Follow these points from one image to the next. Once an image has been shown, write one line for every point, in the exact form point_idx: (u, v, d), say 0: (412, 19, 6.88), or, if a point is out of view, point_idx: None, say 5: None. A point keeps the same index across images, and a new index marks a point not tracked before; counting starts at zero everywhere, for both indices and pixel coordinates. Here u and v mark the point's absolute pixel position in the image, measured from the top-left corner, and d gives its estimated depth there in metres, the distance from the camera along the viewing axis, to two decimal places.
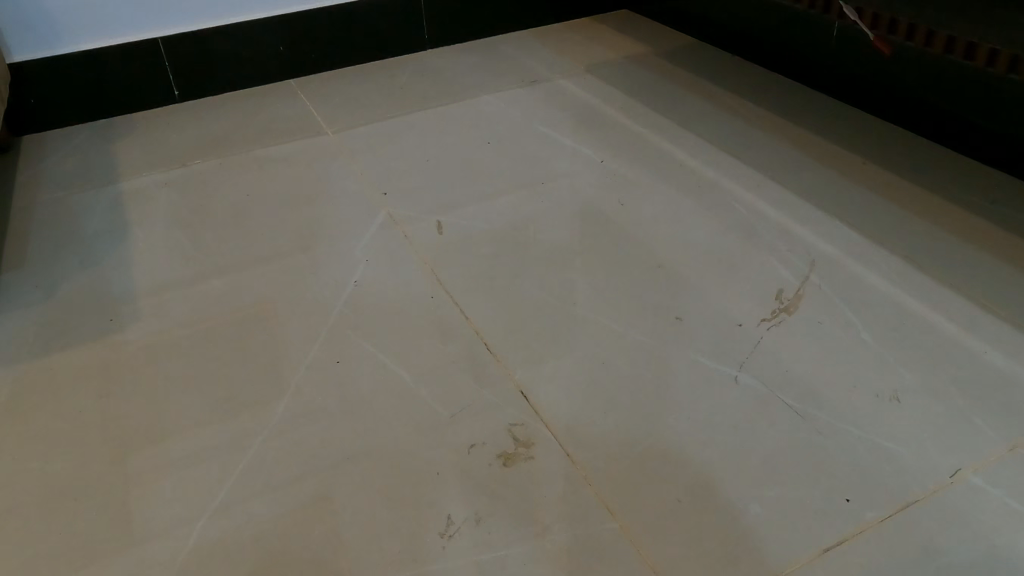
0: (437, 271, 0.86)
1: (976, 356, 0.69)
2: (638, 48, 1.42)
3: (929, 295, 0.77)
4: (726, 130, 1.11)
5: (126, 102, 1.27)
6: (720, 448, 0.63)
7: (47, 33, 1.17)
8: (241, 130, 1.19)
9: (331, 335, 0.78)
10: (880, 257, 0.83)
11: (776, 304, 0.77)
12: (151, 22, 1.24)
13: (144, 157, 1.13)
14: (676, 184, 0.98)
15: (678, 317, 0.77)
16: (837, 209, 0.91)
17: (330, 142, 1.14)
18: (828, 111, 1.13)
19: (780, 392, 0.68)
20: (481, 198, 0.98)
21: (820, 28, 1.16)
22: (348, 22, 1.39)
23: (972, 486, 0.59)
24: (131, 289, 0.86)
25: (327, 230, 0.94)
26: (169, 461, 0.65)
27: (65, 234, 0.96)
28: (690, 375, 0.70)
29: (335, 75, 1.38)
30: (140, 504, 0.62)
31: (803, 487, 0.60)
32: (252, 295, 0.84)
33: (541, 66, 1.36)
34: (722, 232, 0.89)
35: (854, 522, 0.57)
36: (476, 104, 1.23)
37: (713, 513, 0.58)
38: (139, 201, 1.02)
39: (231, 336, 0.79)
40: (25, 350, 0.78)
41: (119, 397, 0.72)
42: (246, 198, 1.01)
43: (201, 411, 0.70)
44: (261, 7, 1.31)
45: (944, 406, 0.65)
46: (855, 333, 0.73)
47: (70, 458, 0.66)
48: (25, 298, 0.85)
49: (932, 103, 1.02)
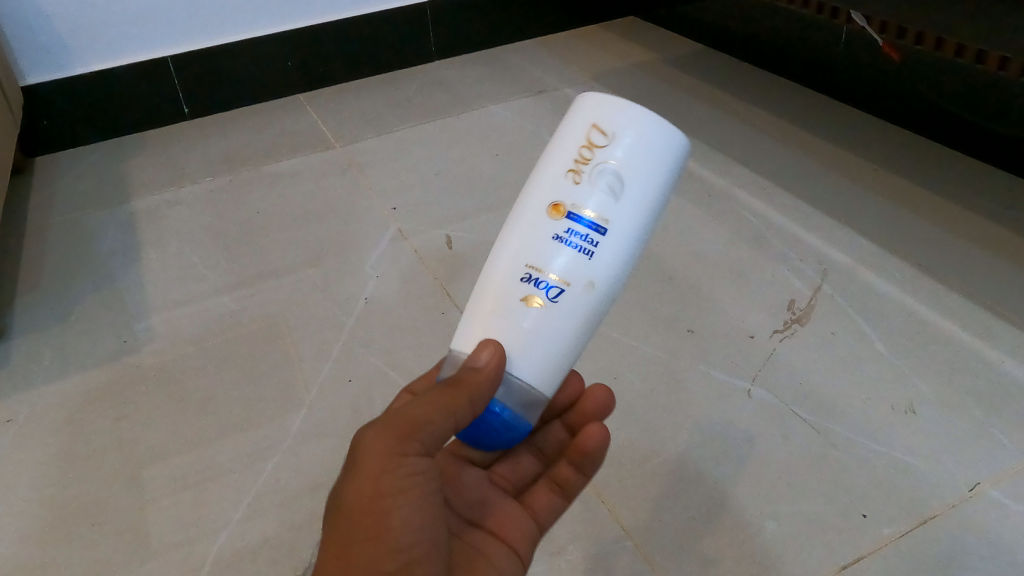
0: (447, 285, 0.86)
1: (992, 366, 0.69)
2: (644, 55, 1.42)
3: (944, 305, 0.76)
4: (735, 137, 1.10)
5: (136, 120, 1.28)
6: (734, 463, 0.62)
7: (59, 55, 1.18)
8: (251, 147, 1.20)
9: (343, 353, 0.78)
10: (895, 266, 0.82)
11: (788, 315, 0.77)
12: (161, 40, 1.24)
13: (156, 176, 1.14)
14: (685, 193, 0.98)
15: (690, 330, 0.76)
16: (850, 216, 0.91)
17: (339, 156, 1.14)
18: (838, 118, 1.13)
19: (795, 405, 0.67)
20: (491, 210, 0.98)
21: (827, 32, 1.15)
22: (356, 35, 1.39)
23: (991, 499, 0.58)
24: (143, 308, 0.87)
25: (337, 245, 0.94)
26: (184, 481, 0.65)
27: (76, 255, 0.97)
28: (703, 389, 0.70)
29: (343, 90, 1.39)
30: (156, 525, 0.62)
31: (823, 503, 0.59)
32: (263, 312, 0.84)
33: (547, 76, 1.36)
34: (733, 242, 0.88)
35: (874, 538, 0.56)
36: (484, 115, 1.23)
37: (729, 530, 0.58)
38: (151, 219, 1.03)
39: (244, 355, 0.79)
40: (41, 372, 0.78)
41: (134, 419, 0.72)
42: (257, 215, 1.02)
43: (214, 429, 0.70)
44: (269, 24, 1.32)
45: (962, 418, 0.64)
46: (869, 344, 0.72)
47: (86, 480, 0.66)
48: (38, 320, 0.86)
49: (942, 108, 1.01)
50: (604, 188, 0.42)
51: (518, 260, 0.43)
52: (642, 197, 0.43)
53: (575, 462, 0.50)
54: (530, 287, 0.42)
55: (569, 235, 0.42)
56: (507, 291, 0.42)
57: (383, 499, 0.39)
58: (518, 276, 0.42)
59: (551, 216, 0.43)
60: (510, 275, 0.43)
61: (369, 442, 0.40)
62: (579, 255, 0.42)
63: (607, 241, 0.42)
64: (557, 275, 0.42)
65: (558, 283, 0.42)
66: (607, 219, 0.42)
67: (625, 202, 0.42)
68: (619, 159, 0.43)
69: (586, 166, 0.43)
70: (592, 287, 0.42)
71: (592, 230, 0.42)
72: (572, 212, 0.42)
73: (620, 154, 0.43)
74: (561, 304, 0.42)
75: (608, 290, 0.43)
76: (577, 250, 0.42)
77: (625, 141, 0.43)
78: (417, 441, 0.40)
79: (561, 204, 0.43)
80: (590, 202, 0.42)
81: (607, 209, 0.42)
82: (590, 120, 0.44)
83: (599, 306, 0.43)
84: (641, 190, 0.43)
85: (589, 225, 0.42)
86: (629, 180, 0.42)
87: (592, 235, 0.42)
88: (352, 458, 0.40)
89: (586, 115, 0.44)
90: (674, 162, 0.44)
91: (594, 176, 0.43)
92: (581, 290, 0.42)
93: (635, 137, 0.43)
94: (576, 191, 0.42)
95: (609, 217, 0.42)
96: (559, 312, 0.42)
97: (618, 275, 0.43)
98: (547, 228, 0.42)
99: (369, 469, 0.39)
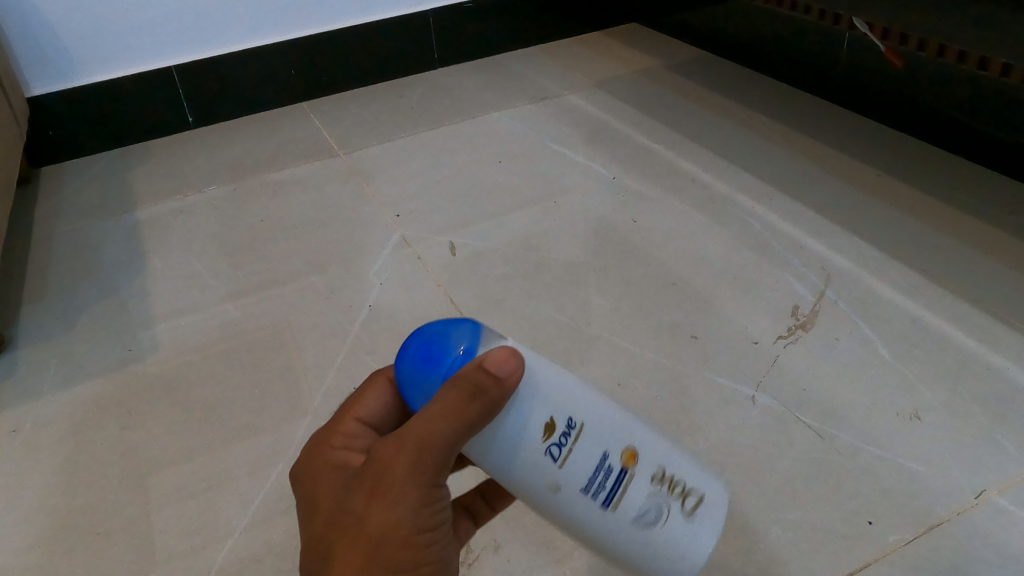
0: (451, 293, 0.86)
1: (996, 372, 0.68)
2: (646, 62, 1.42)
3: (948, 311, 0.76)
4: (737, 143, 1.11)
5: (141, 129, 1.29)
6: (738, 469, 0.62)
7: (63, 66, 1.19)
8: (255, 155, 1.20)
9: (347, 360, 0.78)
10: (898, 272, 0.82)
11: (792, 321, 0.77)
12: (165, 50, 1.25)
13: (161, 185, 1.14)
14: (688, 199, 0.98)
15: (694, 336, 0.76)
16: (853, 222, 0.91)
17: (342, 164, 1.14)
18: (841, 124, 1.13)
19: (799, 410, 0.67)
20: (494, 216, 0.99)
21: (829, 39, 1.15)
22: (359, 43, 1.40)
23: (996, 507, 0.58)
24: (149, 317, 0.87)
25: (341, 253, 0.94)
26: (190, 490, 0.66)
27: (82, 264, 0.97)
28: (707, 395, 0.70)
29: (346, 98, 1.39)
30: (161, 534, 0.62)
31: (827, 510, 0.59)
32: (267, 320, 0.85)
33: (550, 82, 1.36)
34: (736, 248, 0.88)
35: (878, 545, 0.56)
36: (487, 122, 1.23)
37: (734, 537, 0.58)
38: (156, 228, 1.03)
39: (248, 362, 0.79)
40: (47, 381, 0.78)
41: (139, 428, 0.72)
42: (260, 223, 1.02)
43: (219, 437, 0.71)
44: (272, 33, 1.33)
45: (966, 424, 0.64)
46: (874, 349, 0.72)
47: (92, 490, 0.66)
48: (44, 329, 0.86)
49: (944, 114, 1.01)
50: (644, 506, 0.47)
51: (585, 415, 0.46)
52: (638, 541, 0.47)
53: (487, 495, 0.51)
54: (562, 429, 0.45)
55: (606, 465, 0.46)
56: (556, 411, 0.45)
57: (419, 533, 0.36)
58: (569, 418, 0.45)
59: (622, 451, 0.46)
60: (569, 403, 0.46)
61: (395, 475, 0.35)
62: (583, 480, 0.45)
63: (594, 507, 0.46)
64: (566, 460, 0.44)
65: (559, 458, 0.44)
66: (614, 509, 0.46)
67: (643, 528, 0.47)
68: (664, 530, 0.47)
69: (662, 499, 0.47)
70: (555, 488, 0.44)
71: (608, 477, 0.46)
72: (628, 471, 0.46)
73: (663, 545, 0.47)
74: (534, 464, 0.45)
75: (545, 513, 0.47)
76: (590, 474, 0.44)
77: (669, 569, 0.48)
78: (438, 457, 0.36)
79: (628, 450, 0.46)
80: (630, 502, 0.46)
81: (630, 508, 0.46)
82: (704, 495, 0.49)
83: (542, 496, 0.46)
84: (644, 536, 0.47)
85: (610, 489, 0.46)
86: (647, 535, 0.47)
87: (600, 493, 0.45)
88: (372, 485, 0.35)
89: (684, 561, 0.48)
90: (652, 574, 0.49)
91: (654, 501, 0.47)
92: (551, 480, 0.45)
93: (701, 535, 0.47)
94: (643, 478, 0.47)
95: (614, 505, 0.46)
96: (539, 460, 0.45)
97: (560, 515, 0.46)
98: (613, 455, 0.46)
99: (402, 504, 0.35)
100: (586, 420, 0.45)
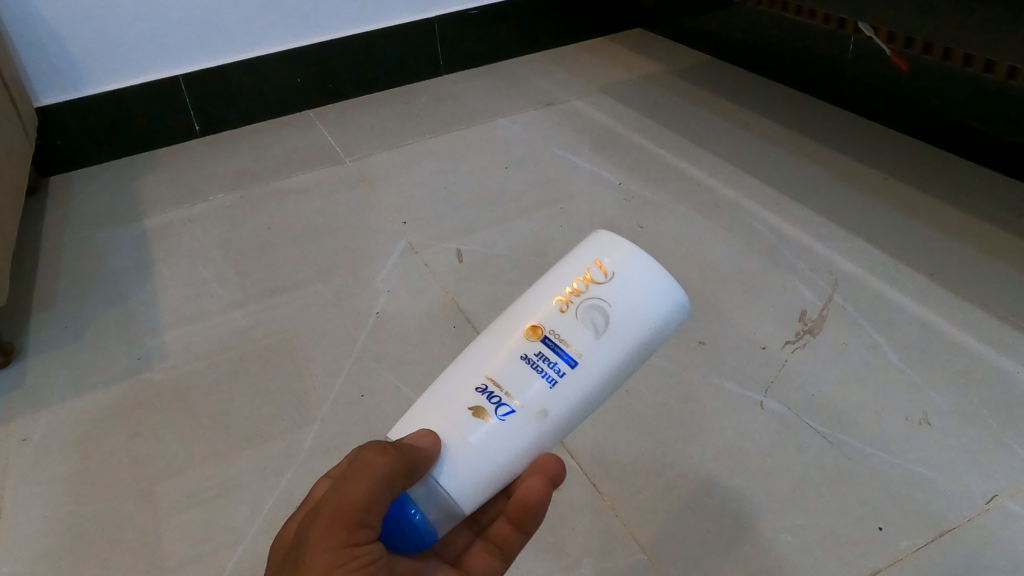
0: (457, 299, 0.86)
1: (1007, 376, 0.68)
2: (650, 67, 1.43)
3: (958, 315, 0.76)
4: (743, 148, 1.11)
5: (148, 138, 1.30)
6: (746, 474, 0.62)
7: (72, 76, 1.20)
8: (262, 163, 1.21)
9: (355, 368, 0.78)
10: (906, 276, 0.82)
11: (800, 326, 0.77)
12: (172, 59, 1.26)
13: (168, 194, 1.15)
14: (694, 203, 0.98)
15: (701, 341, 0.76)
16: (859, 226, 0.91)
17: (348, 172, 1.15)
18: (847, 128, 1.13)
19: (808, 416, 0.67)
20: (500, 222, 0.99)
21: (835, 44, 1.15)
22: (364, 51, 1.41)
23: (1008, 512, 0.57)
24: (157, 325, 0.87)
25: (349, 260, 0.95)
26: (199, 496, 0.66)
27: (90, 273, 0.98)
28: (717, 401, 0.69)
29: (352, 105, 1.40)
30: (171, 542, 0.62)
31: (838, 515, 0.59)
32: (275, 327, 0.85)
33: (555, 88, 1.37)
34: (743, 253, 0.88)
35: (890, 550, 0.56)
36: (492, 128, 1.24)
37: (743, 543, 0.57)
38: (164, 236, 1.04)
39: (256, 370, 0.79)
40: (56, 391, 0.79)
41: (147, 437, 0.72)
42: (267, 231, 1.02)
43: (228, 444, 0.71)
44: (278, 42, 1.33)
45: (977, 429, 0.64)
46: (881, 354, 0.72)
47: (102, 499, 0.66)
48: (53, 338, 0.87)
49: (952, 118, 1.01)
50: (589, 320, 0.42)
51: (509, 353, 0.42)
52: (624, 339, 0.41)
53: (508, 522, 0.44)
54: (485, 397, 0.42)
55: (536, 358, 0.42)
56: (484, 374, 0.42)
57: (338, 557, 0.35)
58: (518, 359, 0.42)
59: (529, 336, 0.42)
60: (468, 381, 0.42)
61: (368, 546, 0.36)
62: (549, 379, 0.41)
63: (572, 373, 0.41)
64: (516, 398, 0.41)
65: (511, 402, 0.41)
66: (579, 348, 0.41)
67: (603, 344, 0.41)
68: (614, 304, 0.42)
69: (576, 298, 0.43)
70: (547, 417, 0.41)
71: (561, 358, 0.41)
72: (548, 335, 0.42)
73: (610, 298, 0.42)
74: (511, 422, 0.41)
75: (580, 418, 0.42)
76: (537, 378, 0.41)
77: (624, 302, 0.42)
78: (365, 527, 0.37)
79: (540, 325, 0.43)
80: (570, 330, 0.42)
81: (584, 341, 0.42)
82: (604, 251, 0.43)
83: (548, 437, 0.42)
84: (622, 336, 0.41)
85: (556, 350, 0.42)
86: (617, 325, 0.41)
87: (563, 364, 0.41)
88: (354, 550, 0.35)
89: (637, 264, 0.42)
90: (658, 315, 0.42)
91: (580, 309, 0.42)
92: (530, 420, 0.41)
93: (635, 282, 0.42)
94: (560, 318, 0.42)
95: (582, 349, 0.41)
96: (497, 430, 0.41)
97: (577, 411, 0.42)
98: (523, 344, 0.42)
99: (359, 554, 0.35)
100: (517, 347, 0.42)
